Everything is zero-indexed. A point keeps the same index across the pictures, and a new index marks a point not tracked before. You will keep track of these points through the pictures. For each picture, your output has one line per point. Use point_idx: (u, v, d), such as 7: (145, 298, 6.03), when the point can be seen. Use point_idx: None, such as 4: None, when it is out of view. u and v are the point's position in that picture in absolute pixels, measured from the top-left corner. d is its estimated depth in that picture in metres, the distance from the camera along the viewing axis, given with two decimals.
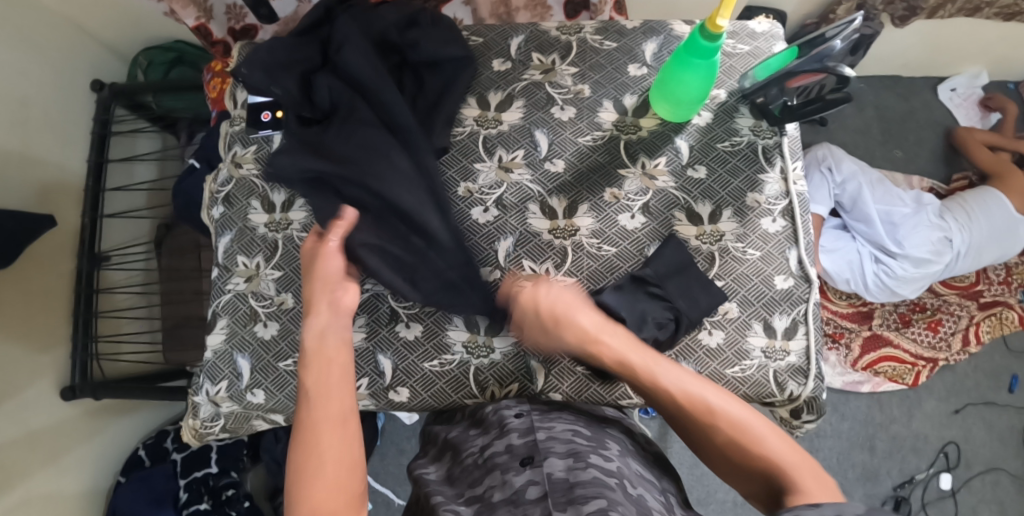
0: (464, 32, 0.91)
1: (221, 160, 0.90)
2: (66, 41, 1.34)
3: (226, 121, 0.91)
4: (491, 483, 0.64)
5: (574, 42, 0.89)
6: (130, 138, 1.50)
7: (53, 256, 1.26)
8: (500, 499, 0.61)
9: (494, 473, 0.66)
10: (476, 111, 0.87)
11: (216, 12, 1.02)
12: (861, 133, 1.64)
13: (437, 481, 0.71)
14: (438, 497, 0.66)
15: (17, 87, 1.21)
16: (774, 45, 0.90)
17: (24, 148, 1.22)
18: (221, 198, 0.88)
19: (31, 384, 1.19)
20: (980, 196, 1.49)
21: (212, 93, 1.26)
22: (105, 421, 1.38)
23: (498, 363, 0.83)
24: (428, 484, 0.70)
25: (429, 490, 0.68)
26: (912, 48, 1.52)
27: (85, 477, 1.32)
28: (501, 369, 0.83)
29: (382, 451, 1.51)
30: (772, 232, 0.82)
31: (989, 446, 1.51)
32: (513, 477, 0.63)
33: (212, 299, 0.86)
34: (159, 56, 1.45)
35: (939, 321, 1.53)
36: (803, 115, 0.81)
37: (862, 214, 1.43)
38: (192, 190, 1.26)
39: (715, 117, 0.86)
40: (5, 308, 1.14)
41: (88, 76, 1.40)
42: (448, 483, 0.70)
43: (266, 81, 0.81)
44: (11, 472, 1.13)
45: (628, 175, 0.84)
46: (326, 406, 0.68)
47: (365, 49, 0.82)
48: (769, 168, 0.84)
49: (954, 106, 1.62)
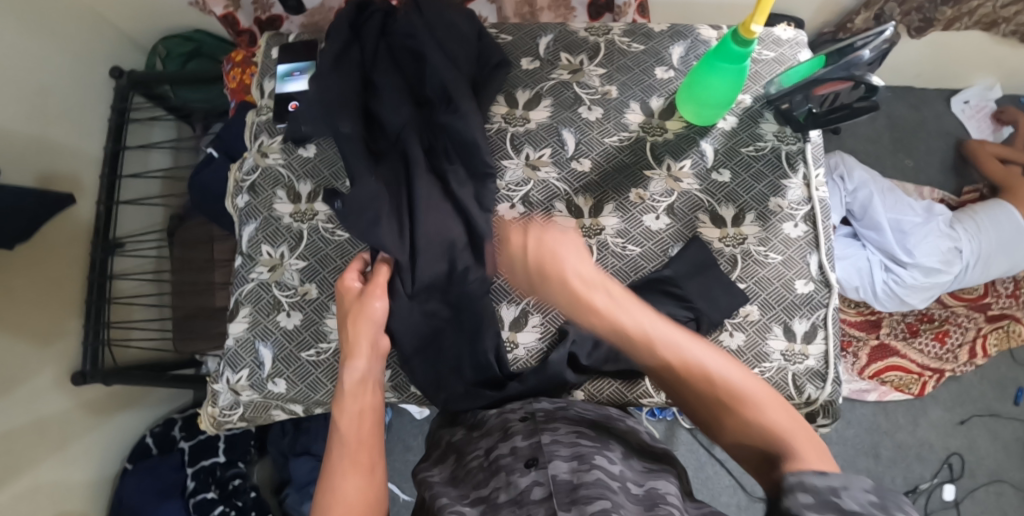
0: (493, 30, 0.92)
1: (247, 149, 0.91)
2: (86, 28, 1.34)
3: (253, 110, 0.92)
4: (496, 484, 0.65)
5: (602, 42, 0.90)
6: (147, 126, 1.50)
7: (67, 241, 1.27)
8: (506, 500, 0.62)
9: (499, 475, 0.66)
10: (504, 108, 0.88)
11: (244, 2, 1.03)
12: (873, 142, 1.65)
13: (441, 483, 0.70)
14: (443, 498, 0.66)
15: (37, 71, 1.21)
16: (799, 53, 0.91)
17: (43, 133, 1.22)
18: (246, 187, 0.89)
19: (41, 369, 1.19)
20: (990, 209, 1.49)
21: (232, 84, 1.27)
22: (113, 408, 1.38)
23: (522, 359, 0.85)
24: (433, 486, 0.69)
25: (434, 492, 0.67)
26: (927, 60, 1.53)
27: (92, 465, 1.32)
28: (524, 364, 0.84)
29: (389, 445, 1.52)
30: (794, 237, 0.83)
31: (993, 458, 1.51)
32: (518, 477, 0.63)
33: (235, 287, 0.87)
34: (177, 46, 1.44)
35: (946, 331, 1.53)
36: (827, 122, 0.82)
37: (873, 222, 1.44)
38: (209, 180, 1.25)
39: (740, 121, 0.87)
40: (18, 291, 1.14)
41: (107, 64, 1.40)
42: (452, 483, 0.69)
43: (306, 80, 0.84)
44: (18, 457, 1.13)
45: (654, 177, 0.84)
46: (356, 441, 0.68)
47: (400, 60, 0.86)
48: (792, 174, 0.85)
49: (966, 118, 1.63)
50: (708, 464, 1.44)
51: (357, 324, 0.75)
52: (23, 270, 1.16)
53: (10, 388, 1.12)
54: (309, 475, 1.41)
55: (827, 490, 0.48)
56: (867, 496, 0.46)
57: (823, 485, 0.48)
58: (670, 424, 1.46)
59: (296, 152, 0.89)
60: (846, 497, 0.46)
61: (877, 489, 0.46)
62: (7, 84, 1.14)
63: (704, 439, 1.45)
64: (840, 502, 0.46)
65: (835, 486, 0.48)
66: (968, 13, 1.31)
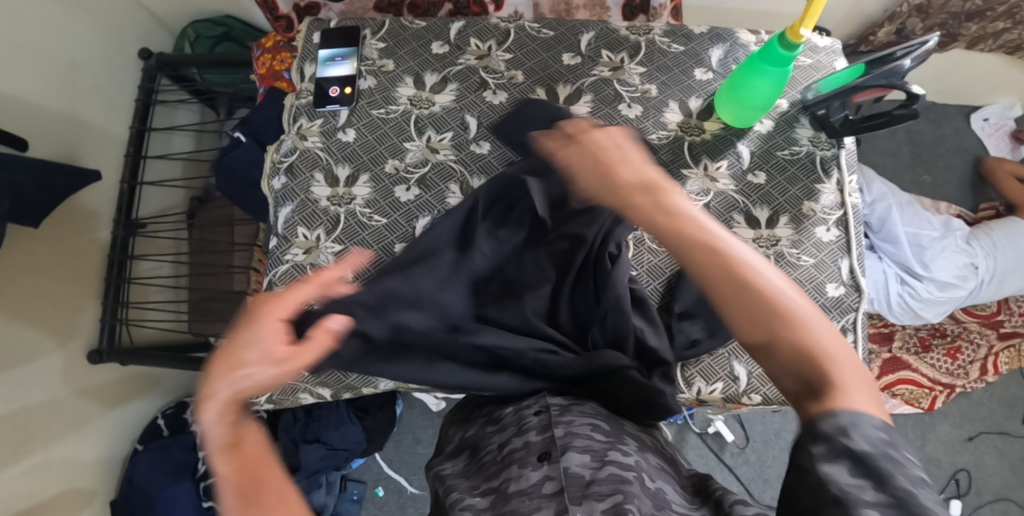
0: (536, 24, 0.93)
1: (285, 132, 0.91)
2: (120, 6, 1.34)
3: (292, 94, 0.92)
4: (508, 475, 0.63)
5: (642, 42, 0.91)
6: (171, 109, 1.51)
7: (89, 220, 1.27)
8: (516, 491, 0.60)
9: (511, 468, 0.64)
10: (545, 102, 0.89)
11: None
12: (892, 156, 1.66)
13: (455, 476, 0.69)
14: (454, 493, 0.64)
15: (68, 47, 1.21)
16: (835, 60, 0.92)
17: (71, 109, 1.23)
18: (284, 169, 0.88)
19: (58, 347, 1.19)
20: (1007, 226, 1.51)
21: (261, 69, 1.28)
22: (126, 389, 1.38)
23: None
24: (446, 479, 0.68)
25: (446, 488, 0.66)
26: (949, 77, 1.54)
27: (103, 444, 1.31)
28: None
29: (398, 437, 1.53)
30: (825, 241, 0.83)
31: (1000, 477, 1.52)
32: (529, 471, 0.61)
33: (267, 269, 0.85)
34: (207, 30, 1.46)
35: (958, 348, 1.53)
36: (862, 130, 0.83)
37: (890, 235, 1.46)
38: (235, 162, 1.24)
39: (776, 125, 0.88)
40: (41, 265, 1.15)
41: (136, 43, 1.41)
42: (465, 476, 0.68)
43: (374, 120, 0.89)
44: (34, 433, 1.13)
45: (691, 176, 0.85)
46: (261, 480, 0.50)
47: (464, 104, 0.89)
48: (826, 178, 0.86)
49: (985, 136, 1.64)
50: (716, 469, 1.44)
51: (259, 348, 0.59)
52: (48, 245, 1.16)
53: (26, 363, 1.12)
54: (320, 463, 1.33)
55: (834, 431, 0.45)
56: (877, 434, 0.44)
57: (829, 427, 0.45)
58: (681, 428, 1.47)
59: (336, 135, 0.89)
60: (857, 436, 0.44)
61: (885, 428, 0.45)
62: (39, 59, 1.15)
63: (713, 444, 1.45)
64: (851, 443, 0.44)
65: (844, 423, 0.45)
66: (993, 34, 1.33)
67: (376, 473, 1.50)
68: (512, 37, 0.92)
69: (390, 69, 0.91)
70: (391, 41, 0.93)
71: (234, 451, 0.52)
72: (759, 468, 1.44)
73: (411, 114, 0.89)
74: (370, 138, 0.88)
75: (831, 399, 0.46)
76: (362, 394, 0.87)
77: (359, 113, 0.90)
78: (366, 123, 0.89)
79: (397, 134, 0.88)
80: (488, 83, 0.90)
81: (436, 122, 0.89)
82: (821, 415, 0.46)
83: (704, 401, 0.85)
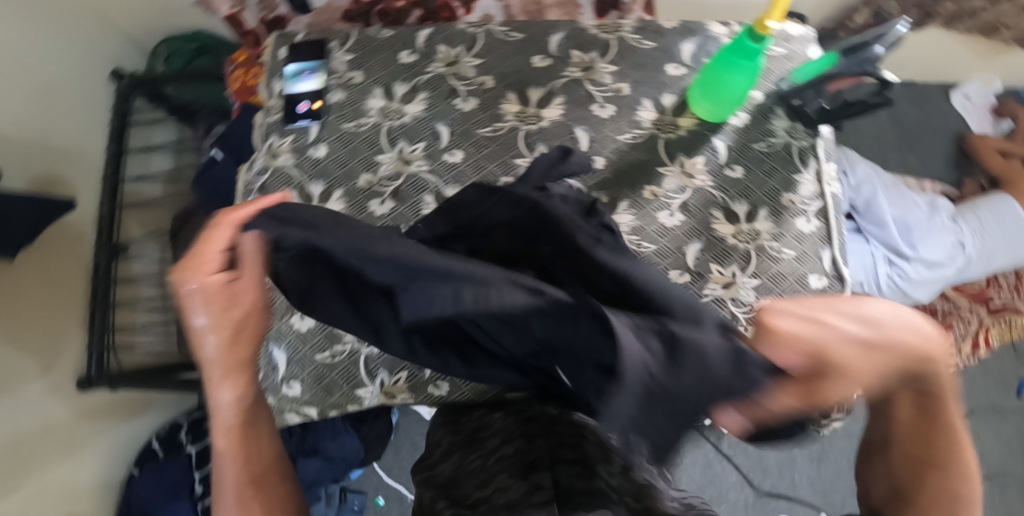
0: (505, 27, 0.92)
1: (256, 150, 0.89)
2: (89, 26, 1.31)
3: (262, 111, 0.91)
4: (496, 485, 0.62)
5: (613, 40, 0.90)
6: (148, 128, 1.48)
7: (70, 244, 1.25)
8: (504, 503, 0.58)
9: (498, 479, 0.63)
10: (517, 106, 0.88)
11: (249, 2, 1.05)
12: (877, 139, 1.65)
13: (440, 484, 0.67)
14: (438, 502, 0.62)
15: (39, 71, 1.19)
16: (808, 49, 0.91)
17: (47, 135, 1.20)
18: (256, 189, 0.87)
19: (45, 375, 1.17)
20: (990, 202, 1.51)
21: (235, 85, 1.26)
22: (117, 413, 1.36)
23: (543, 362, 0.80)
24: (432, 488, 0.66)
25: (431, 497, 0.64)
26: (923, 58, 1.56)
27: (97, 470, 1.30)
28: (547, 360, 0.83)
29: (395, 446, 1.52)
30: (806, 233, 0.83)
31: (996, 452, 1.53)
32: (518, 482, 0.61)
33: None
34: (180, 46, 1.43)
35: (950, 325, 1.52)
36: (839, 118, 0.83)
37: (877, 217, 1.45)
38: (216, 180, 1.23)
39: (751, 118, 0.87)
40: (23, 292, 1.13)
41: (108, 64, 1.38)
42: (450, 485, 0.66)
43: (347, 134, 0.88)
44: (26, 463, 1.12)
45: (667, 174, 0.84)
46: (253, 463, 0.68)
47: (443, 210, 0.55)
48: (804, 169, 0.85)
49: (967, 113, 1.64)
50: (715, 460, 1.44)
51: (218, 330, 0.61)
52: (30, 272, 1.14)
53: (14, 392, 1.10)
54: (318, 475, 1.31)
55: None
56: None
57: None
58: None
59: (307, 152, 0.87)
60: None
61: None
62: (11, 84, 1.12)
63: (711, 435, 1.45)
64: None
65: None
66: (969, 11, 1.32)
67: (376, 483, 1.50)
68: (481, 42, 0.91)
69: (359, 81, 0.90)
70: (359, 52, 0.92)
71: (231, 432, 0.67)
72: (758, 457, 1.44)
73: (382, 126, 0.88)
74: (341, 152, 0.87)
75: None
76: (347, 412, 0.86)
77: (328, 127, 0.88)
78: (336, 137, 0.88)
79: (369, 147, 0.87)
80: (458, 90, 0.89)
81: (408, 133, 0.87)
82: None
83: None
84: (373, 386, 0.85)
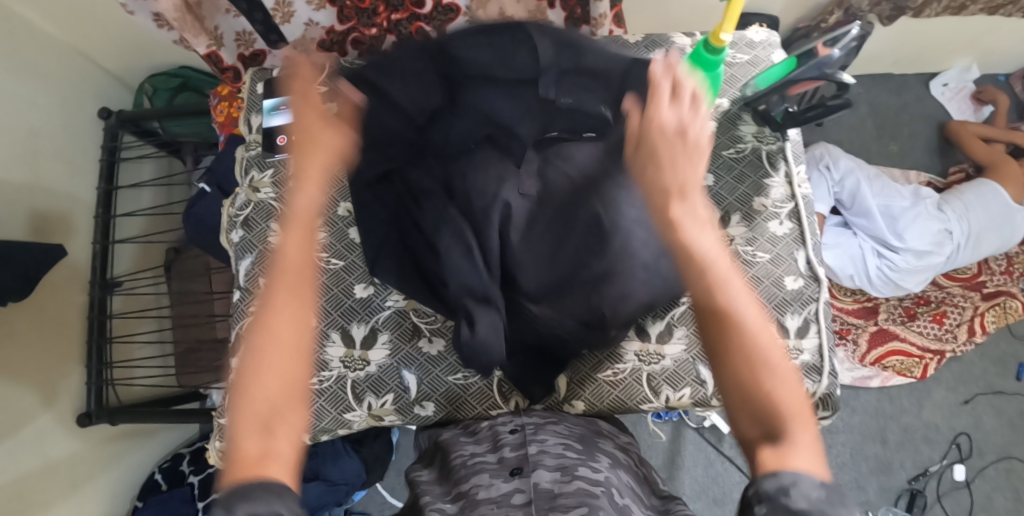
0: None
1: (238, 185, 0.92)
2: (73, 70, 1.34)
3: (242, 145, 0.94)
4: (477, 483, 0.64)
5: None
6: (137, 164, 1.50)
7: (66, 285, 1.25)
8: (485, 498, 0.60)
9: (481, 477, 0.65)
10: None
11: (226, 39, 1.07)
12: (857, 130, 1.66)
13: (430, 481, 0.71)
14: (426, 496, 0.65)
15: (27, 115, 1.20)
16: (773, 53, 0.93)
17: (36, 179, 1.21)
18: (240, 222, 0.90)
19: (46, 412, 1.17)
20: (976, 188, 1.53)
21: (219, 117, 1.27)
22: (119, 450, 1.35)
23: (669, 369, 0.86)
24: (420, 485, 0.70)
25: (420, 491, 0.67)
26: (902, 44, 1.53)
27: (101, 507, 1.29)
28: (672, 374, 0.86)
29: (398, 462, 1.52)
30: (779, 235, 0.84)
31: (1000, 436, 1.50)
32: (500, 482, 0.62)
33: (234, 323, 0.88)
34: (163, 82, 1.45)
35: (944, 313, 1.53)
36: (805, 121, 0.84)
37: (863, 209, 1.46)
38: (205, 213, 1.24)
39: (718, 125, 0.90)
40: (19, 331, 1.12)
41: (96, 103, 1.40)
42: (439, 483, 0.69)
43: None
44: (33, 502, 1.12)
45: None
46: (293, 262, 0.64)
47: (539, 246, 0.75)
48: (773, 172, 0.87)
49: (946, 100, 1.65)
50: (717, 461, 1.44)
51: (295, 242, 0.65)
52: (24, 314, 1.13)
53: (16, 431, 1.10)
54: (322, 500, 1.32)
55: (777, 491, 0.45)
56: (815, 491, 0.44)
57: (772, 486, 0.45)
58: (676, 425, 1.47)
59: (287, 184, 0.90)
60: (796, 495, 0.44)
61: (822, 484, 0.45)
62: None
63: (711, 437, 1.46)
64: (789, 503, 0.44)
65: (785, 483, 0.45)
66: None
67: (379, 504, 1.50)
68: None
69: None
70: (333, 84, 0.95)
71: (300, 232, 0.66)
72: None
73: None
74: None
75: (780, 456, 0.48)
76: (337, 436, 0.88)
77: None
78: None
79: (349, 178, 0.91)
80: None
81: None
82: (766, 476, 0.46)
83: (675, 407, 0.87)
84: (360, 409, 0.87)
